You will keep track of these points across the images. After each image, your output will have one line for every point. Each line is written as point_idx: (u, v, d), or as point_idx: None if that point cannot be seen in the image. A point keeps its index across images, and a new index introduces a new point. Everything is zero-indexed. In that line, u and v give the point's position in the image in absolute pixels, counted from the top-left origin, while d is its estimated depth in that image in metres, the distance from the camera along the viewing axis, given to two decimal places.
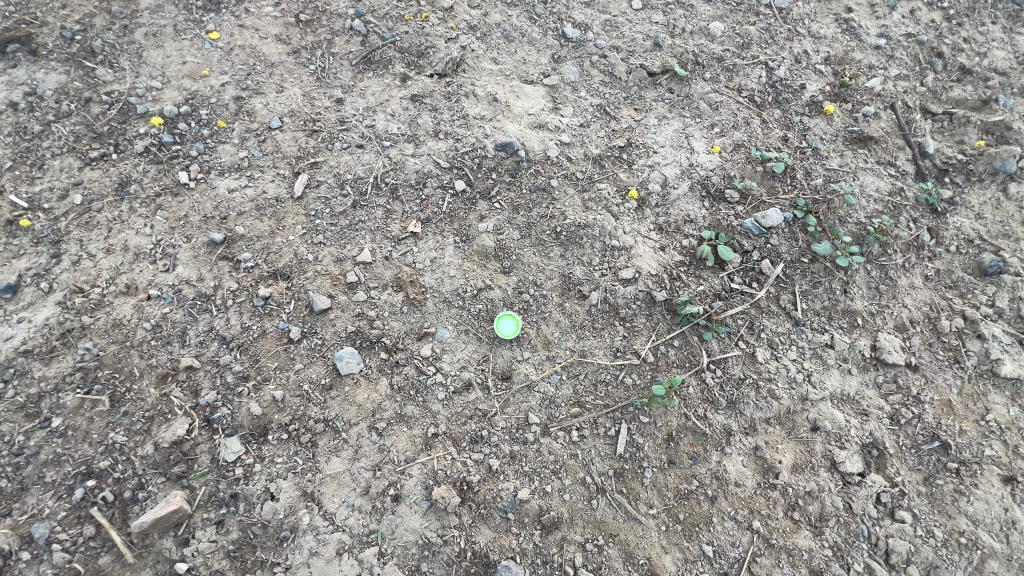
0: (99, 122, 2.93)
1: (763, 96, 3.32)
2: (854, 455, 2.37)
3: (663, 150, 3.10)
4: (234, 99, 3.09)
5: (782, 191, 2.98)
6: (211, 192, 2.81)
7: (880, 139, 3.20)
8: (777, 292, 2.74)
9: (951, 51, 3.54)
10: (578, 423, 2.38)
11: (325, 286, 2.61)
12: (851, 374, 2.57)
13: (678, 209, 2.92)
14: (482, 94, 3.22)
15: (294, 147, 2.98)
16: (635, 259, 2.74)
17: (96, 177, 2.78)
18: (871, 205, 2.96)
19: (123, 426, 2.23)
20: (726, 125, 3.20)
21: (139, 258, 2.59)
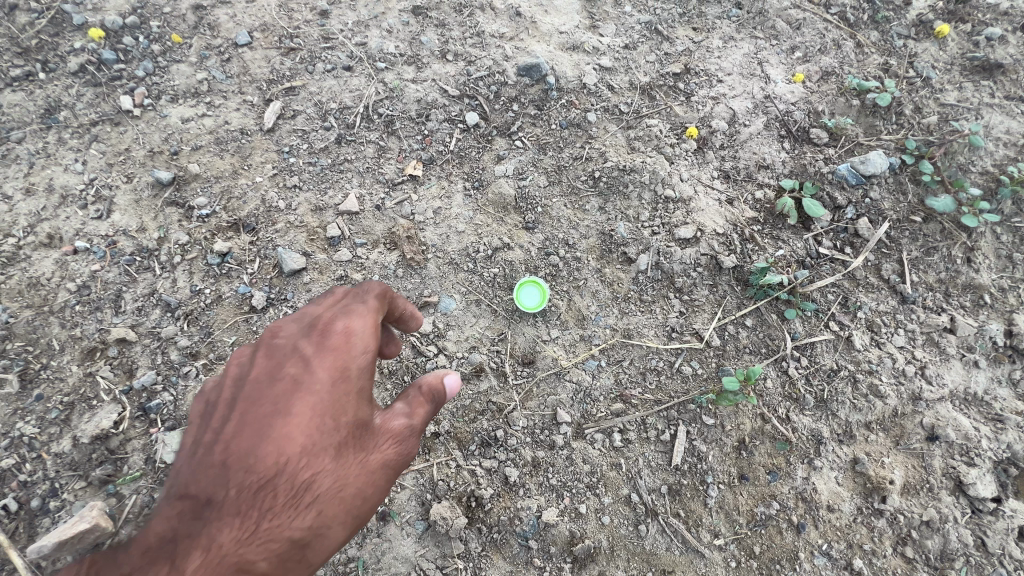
0: (25, 35, 2.35)
1: (857, 13, 2.61)
2: (986, 476, 1.79)
3: (729, 78, 2.44)
4: (193, 8, 2.47)
5: (884, 131, 2.32)
6: (160, 122, 2.24)
7: (1009, 68, 2.49)
8: (877, 260, 2.13)
9: None
10: (621, 423, 1.83)
11: (299, 241, 2.05)
12: (978, 368, 1.97)
13: (749, 151, 2.28)
14: (502, 7, 2.56)
15: (265, 69, 2.38)
16: (695, 215, 2.13)
17: (18, 101, 2.23)
18: (1000, 150, 2.29)
19: (35, 415, 1.73)
20: (810, 49, 2.51)
21: (67, 201, 2.05)
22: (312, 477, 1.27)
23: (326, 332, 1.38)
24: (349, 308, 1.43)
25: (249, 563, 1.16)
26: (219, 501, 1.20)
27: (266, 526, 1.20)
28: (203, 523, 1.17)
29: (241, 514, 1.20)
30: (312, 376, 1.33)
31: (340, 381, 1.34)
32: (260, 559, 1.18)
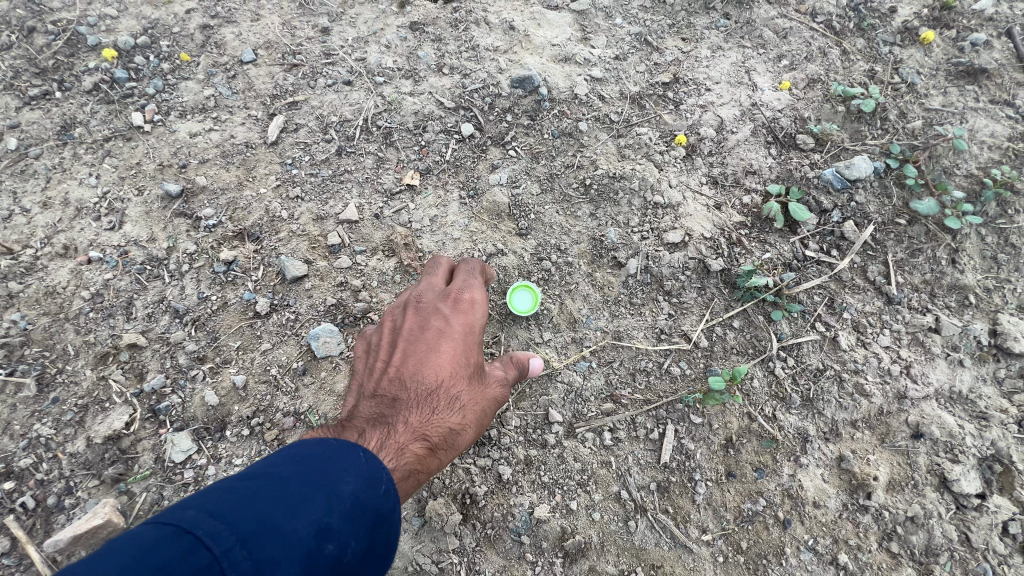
0: (43, 56, 2.47)
1: (843, 21, 2.67)
2: (971, 472, 1.83)
3: (717, 87, 2.51)
4: (201, 28, 2.59)
5: (869, 136, 2.38)
6: (170, 137, 2.34)
7: (994, 73, 2.54)
8: (863, 262, 2.18)
9: None
10: (611, 423, 1.89)
11: (301, 249, 2.14)
12: (962, 366, 2.00)
13: (736, 158, 2.34)
14: (496, 22, 2.66)
15: (269, 84, 2.48)
16: (684, 220, 2.19)
17: (35, 119, 2.34)
18: (985, 154, 2.34)
19: (51, 417, 1.82)
20: (797, 57, 2.58)
21: (82, 214, 2.16)
22: (457, 396, 1.65)
23: (454, 298, 1.84)
24: (468, 286, 1.88)
25: (403, 453, 1.48)
26: (384, 410, 1.60)
27: (415, 425, 1.55)
28: (376, 424, 1.57)
29: (414, 410, 1.60)
30: (449, 327, 1.76)
31: (468, 336, 1.77)
32: (411, 448, 1.51)
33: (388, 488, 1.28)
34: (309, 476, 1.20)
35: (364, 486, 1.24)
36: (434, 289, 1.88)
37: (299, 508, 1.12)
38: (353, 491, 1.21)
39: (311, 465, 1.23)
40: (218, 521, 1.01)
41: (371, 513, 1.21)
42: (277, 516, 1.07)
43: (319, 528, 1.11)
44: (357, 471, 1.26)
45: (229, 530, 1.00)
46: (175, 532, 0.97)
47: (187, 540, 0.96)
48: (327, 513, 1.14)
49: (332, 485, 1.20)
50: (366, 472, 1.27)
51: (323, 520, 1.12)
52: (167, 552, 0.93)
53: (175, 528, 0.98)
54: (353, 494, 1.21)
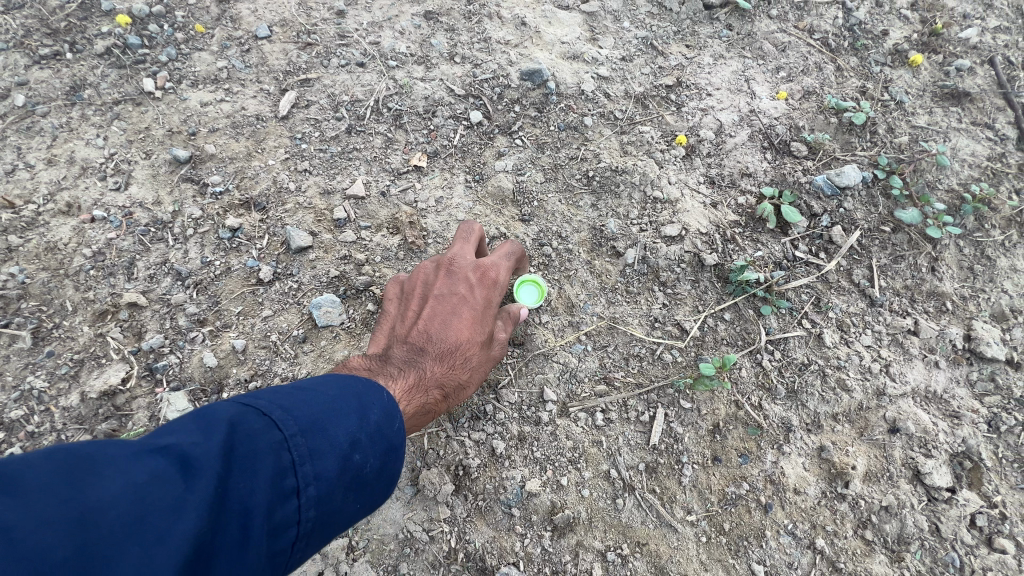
0: (54, 17, 2.47)
1: (839, 40, 2.80)
2: (942, 467, 1.92)
3: (718, 93, 2.61)
4: (217, 2, 2.62)
5: (860, 148, 2.49)
6: (180, 105, 2.36)
7: (976, 97, 2.68)
8: (849, 265, 2.27)
9: None
10: (604, 404, 1.94)
11: (307, 221, 2.16)
12: (938, 368, 2.10)
13: (734, 160, 2.44)
14: (509, 17, 2.73)
15: (282, 61, 2.51)
16: (681, 215, 2.27)
17: (44, 78, 2.34)
18: (965, 171, 2.47)
19: (45, 370, 1.81)
20: (794, 70, 2.70)
21: (87, 173, 2.16)
22: (474, 359, 1.75)
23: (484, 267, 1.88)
24: (497, 262, 1.92)
25: (423, 399, 1.62)
26: (410, 359, 1.70)
27: (436, 376, 1.67)
28: (402, 369, 1.67)
29: (437, 363, 1.70)
30: (473, 296, 1.82)
31: (489, 308, 1.83)
32: (430, 395, 1.65)
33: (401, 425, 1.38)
34: (350, 394, 1.30)
35: (387, 414, 1.31)
36: (466, 255, 1.90)
37: (338, 419, 1.21)
38: (380, 419, 1.29)
39: (349, 389, 1.31)
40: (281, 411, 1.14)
41: (391, 442, 1.29)
42: (326, 419, 1.19)
43: (353, 440, 1.21)
44: (385, 399, 1.34)
45: (289, 419, 1.13)
46: (252, 411, 1.11)
47: (262, 420, 1.11)
48: (360, 429, 1.24)
49: (371, 404, 1.30)
50: (391, 404, 1.34)
51: (353, 434, 1.22)
52: (246, 424, 1.08)
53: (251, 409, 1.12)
54: (380, 419, 1.29)
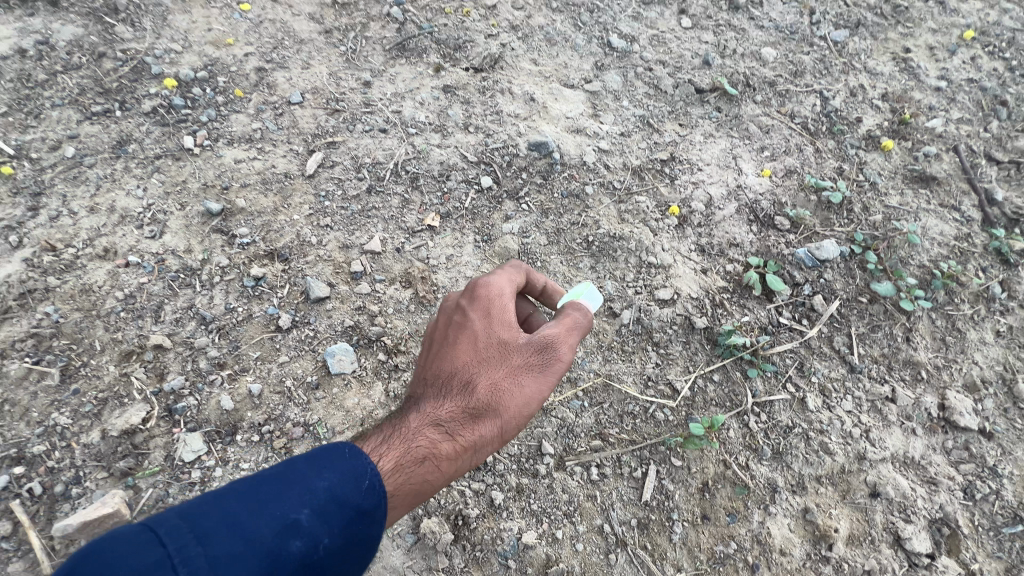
0: (109, 78, 2.75)
1: (817, 125, 3.10)
2: (921, 532, 2.01)
3: (708, 168, 2.86)
4: (256, 70, 2.90)
5: (837, 224, 2.71)
6: (216, 161, 2.56)
7: (943, 181, 2.95)
8: (830, 333, 2.43)
9: (1015, 101, 3.39)
10: (598, 459, 2.04)
11: (325, 273, 2.32)
12: (915, 435, 2.22)
13: (722, 231, 2.65)
14: (519, 92, 3.02)
15: (312, 125, 2.76)
16: (674, 280, 2.45)
17: (94, 133, 2.56)
18: (935, 248, 2.68)
19: (69, 407, 1.91)
20: (777, 150, 2.96)
21: (125, 221, 2.33)
22: (474, 392, 1.63)
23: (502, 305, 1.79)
24: (497, 279, 1.78)
25: (415, 442, 1.55)
26: (413, 401, 1.68)
27: (429, 416, 1.61)
28: (405, 410, 1.66)
29: (433, 401, 1.64)
30: (470, 323, 1.70)
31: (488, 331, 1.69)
32: (426, 436, 1.57)
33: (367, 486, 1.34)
34: (285, 479, 1.27)
35: (342, 481, 1.31)
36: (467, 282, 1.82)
37: (272, 507, 1.20)
38: (326, 491, 1.27)
39: (288, 473, 1.27)
40: (184, 520, 1.12)
41: (346, 512, 1.27)
42: (251, 514, 1.16)
43: (290, 525, 1.18)
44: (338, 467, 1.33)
45: (210, 521, 1.12)
46: (160, 531, 1.08)
47: (171, 536, 1.07)
48: (299, 512, 1.21)
49: (308, 477, 1.28)
50: (341, 475, 1.32)
51: (295, 513, 1.21)
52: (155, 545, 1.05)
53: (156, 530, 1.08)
54: (330, 489, 1.29)
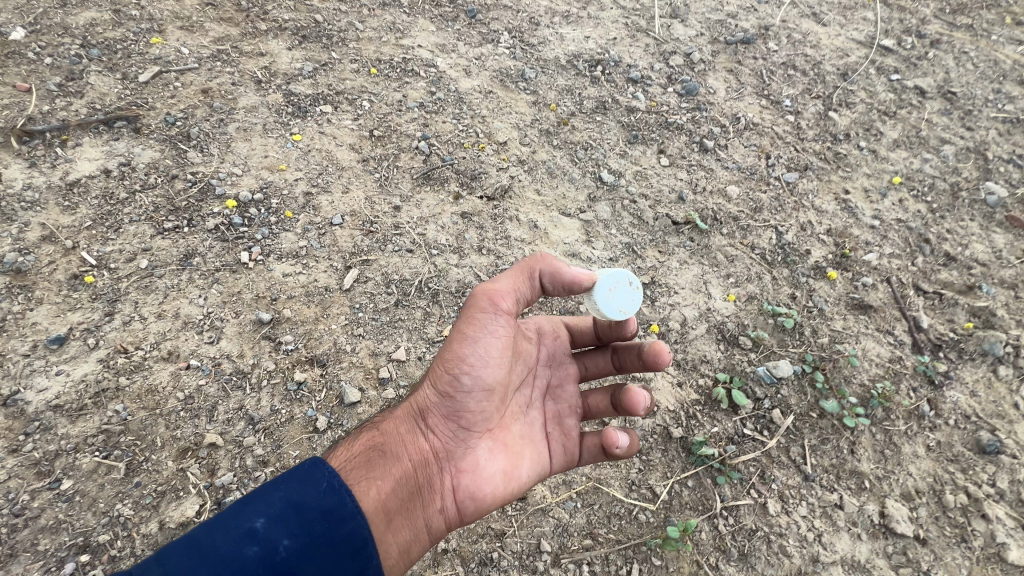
0: (179, 197, 3.25)
1: (773, 255, 3.70)
2: None
3: (683, 292, 3.39)
4: (304, 193, 3.43)
5: (791, 345, 3.20)
6: (267, 274, 3.01)
7: (878, 308, 3.51)
8: (787, 443, 2.84)
9: (936, 238, 4.06)
10: (590, 557, 2.39)
11: (357, 377, 2.71)
12: (860, 539, 2.59)
13: (695, 348, 3.13)
14: (525, 220, 3.59)
15: (350, 244, 3.24)
16: (655, 392, 2.89)
17: (165, 246, 3.01)
18: (873, 369, 3.17)
19: (132, 498, 2.22)
20: (740, 277, 3.52)
21: (187, 327, 2.72)
22: None
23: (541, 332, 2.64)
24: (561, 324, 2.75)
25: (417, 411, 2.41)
26: None
27: None
28: None
29: None
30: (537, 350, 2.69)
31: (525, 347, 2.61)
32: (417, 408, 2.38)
33: (327, 485, 2.01)
34: (242, 510, 1.87)
35: (292, 494, 1.95)
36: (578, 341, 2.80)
37: (243, 526, 1.82)
38: (276, 508, 1.89)
39: (247, 502, 1.90)
40: (181, 550, 1.71)
41: (294, 516, 1.89)
42: (230, 535, 1.79)
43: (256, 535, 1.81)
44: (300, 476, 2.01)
45: (188, 546, 1.72)
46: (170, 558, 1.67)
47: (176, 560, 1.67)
48: (257, 527, 1.83)
49: (267, 498, 1.93)
50: (286, 495, 1.94)
51: (255, 523, 1.84)
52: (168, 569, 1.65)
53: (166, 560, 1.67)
54: (286, 499, 1.93)
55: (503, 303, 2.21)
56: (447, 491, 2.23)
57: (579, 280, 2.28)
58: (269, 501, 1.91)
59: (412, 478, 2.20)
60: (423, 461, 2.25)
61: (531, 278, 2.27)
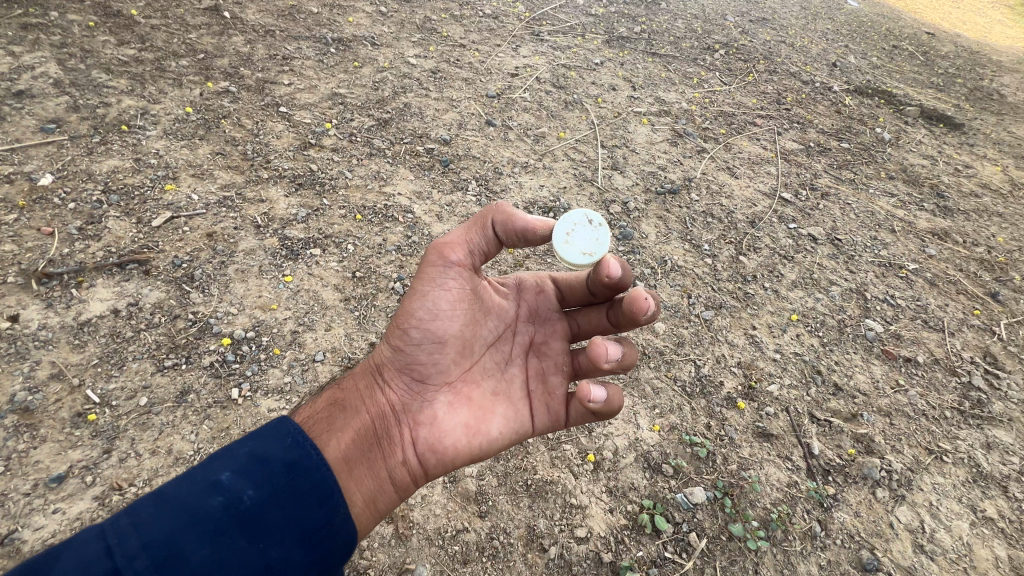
0: (179, 335, 3.73)
1: (693, 387, 4.40)
2: None
3: (616, 421, 4.01)
4: (291, 331, 3.96)
5: (705, 471, 3.82)
6: (253, 409, 3.46)
7: (779, 435, 4.19)
8: (701, 564, 3.40)
9: (826, 369, 4.90)
10: None
11: None
12: None
13: (624, 476, 3.73)
14: None
15: (329, 379, 3.74)
16: (589, 519, 3.51)
17: (163, 383, 3.46)
18: (774, 492, 3.78)
19: None
20: (664, 408, 4.17)
21: (178, 463, 3.14)
22: None
23: (515, 300, 3.47)
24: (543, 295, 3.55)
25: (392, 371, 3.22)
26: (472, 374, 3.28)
27: None
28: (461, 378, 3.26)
29: None
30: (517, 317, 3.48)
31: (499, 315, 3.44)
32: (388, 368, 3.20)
33: (291, 441, 2.66)
34: (215, 462, 2.50)
35: (257, 448, 2.59)
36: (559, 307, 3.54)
37: (214, 471, 2.46)
38: (241, 457, 2.53)
39: (219, 456, 2.54)
40: (166, 492, 2.35)
41: (253, 465, 2.51)
42: (204, 478, 2.43)
43: (220, 481, 2.42)
44: (271, 431, 2.68)
45: (172, 489, 2.36)
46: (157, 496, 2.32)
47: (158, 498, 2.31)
48: (222, 474, 2.45)
49: (232, 455, 2.54)
50: (250, 447, 2.58)
51: (224, 472, 2.46)
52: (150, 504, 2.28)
53: (156, 497, 2.32)
54: (252, 453, 2.56)
55: (451, 257, 3.04)
56: (407, 442, 2.97)
57: (529, 228, 3.03)
58: (234, 457, 2.53)
59: (376, 427, 2.95)
60: (383, 415, 3.00)
61: (483, 230, 3.09)
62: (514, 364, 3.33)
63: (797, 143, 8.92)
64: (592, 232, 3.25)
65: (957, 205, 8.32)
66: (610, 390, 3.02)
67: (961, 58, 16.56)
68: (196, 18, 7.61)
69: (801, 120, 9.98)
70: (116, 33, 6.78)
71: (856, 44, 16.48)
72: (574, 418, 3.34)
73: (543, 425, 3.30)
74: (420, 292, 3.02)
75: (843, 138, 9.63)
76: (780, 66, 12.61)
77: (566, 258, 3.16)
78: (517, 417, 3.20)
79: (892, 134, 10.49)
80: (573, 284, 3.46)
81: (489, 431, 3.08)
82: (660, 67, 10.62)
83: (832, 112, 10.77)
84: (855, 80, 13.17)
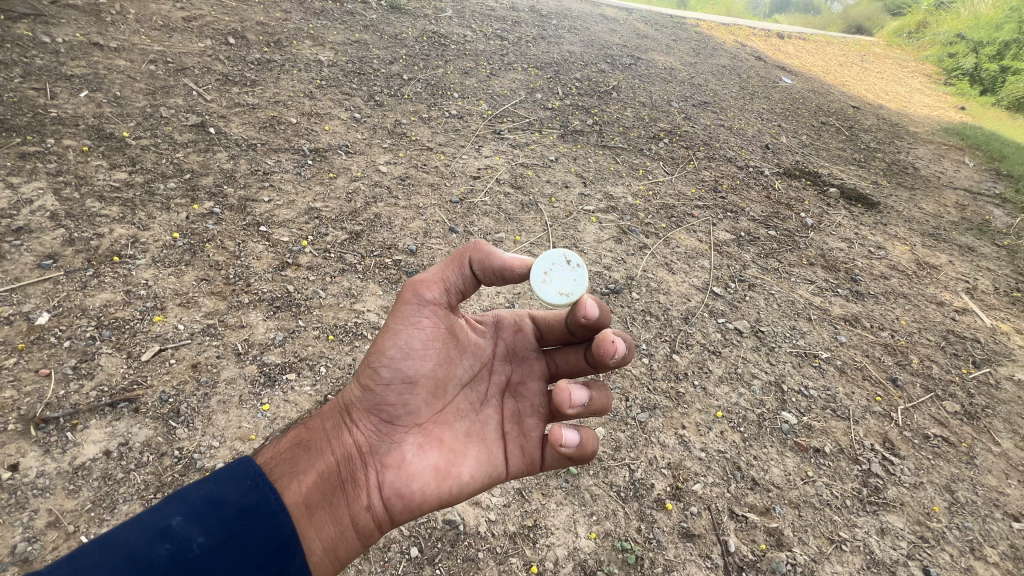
0: (166, 473, 4.21)
1: (627, 491, 5.12)
2: None
3: (558, 531, 4.74)
4: None
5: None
6: None
7: (700, 535, 4.89)
8: None
9: (746, 464, 5.61)
10: None
11: None
12: None
13: None
14: None
15: None
16: None
17: None
18: None
19: None
20: (600, 515, 4.89)
21: None
22: None
23: (490, 342, 4.18)
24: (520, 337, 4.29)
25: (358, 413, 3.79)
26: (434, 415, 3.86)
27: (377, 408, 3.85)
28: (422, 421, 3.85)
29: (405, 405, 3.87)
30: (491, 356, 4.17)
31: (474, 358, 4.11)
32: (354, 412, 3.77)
33: (250, 483, 3.20)
34: (169, 506, 2.96)
35: (211, 496, 3.07)
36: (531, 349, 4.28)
37: (167, 516, 2.91)
38: (195, 503, 3.01)
39: (174, 501, 2.99)
40: (121, 534, 2.77)
41: (204, 511, 2.99)
42: (158, 522, 2.87)
43: (172, 525, 2.88)
44: (232, 475, 3.21)
45: (128, 533, 2.79)
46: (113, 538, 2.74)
47: (114, 541, 2.74)
48: (175, 518, 2.91)
49: (186, 502, 3.01)
50: (203, 495, 3.07)
51: (179, 517, 2.93)
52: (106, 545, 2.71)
53: (111, 539, 2.74)
54: (209, 500, 3.05)
55: (425, 299, 3.67)
56: (371, 488, 3.49)
57: (507, 265, 3.66)
58: (188, 501, 3.01)
59: (343, 470, 3.49)
60: (351, 458, 3.55)
61: (459, 269, 3.72)
62: (484, 405, 3.99)
63: (729, 233, 10.05)
64: (567, 271, 3.88)
65: (869, 289, 9.43)
66: (580, 432, 3.69)
67: (880, 134, 18.56)
68: (183, 135, 8.35)
69: (735, 208, 11.18)
70: (107, 156, 7.45)
71: (790, 122, 18.29)
72: (548, 461, 3.97)
73: (518, 467, 3.92)
74: (394, 340, 3.62)
75: (772, 225, 10.82)
76: (718, 152, 14.05)
77: (543, 295, 3.75)
78: (488, 459, 3.79)
79: (815, 218, 11.81)
80: (551, 325, 4.23)
81: (459, 474, 3.64)
82: (609, 159, 11.87)
83: (762, 198, 12.09)
84: (786, 163, 14.72)
